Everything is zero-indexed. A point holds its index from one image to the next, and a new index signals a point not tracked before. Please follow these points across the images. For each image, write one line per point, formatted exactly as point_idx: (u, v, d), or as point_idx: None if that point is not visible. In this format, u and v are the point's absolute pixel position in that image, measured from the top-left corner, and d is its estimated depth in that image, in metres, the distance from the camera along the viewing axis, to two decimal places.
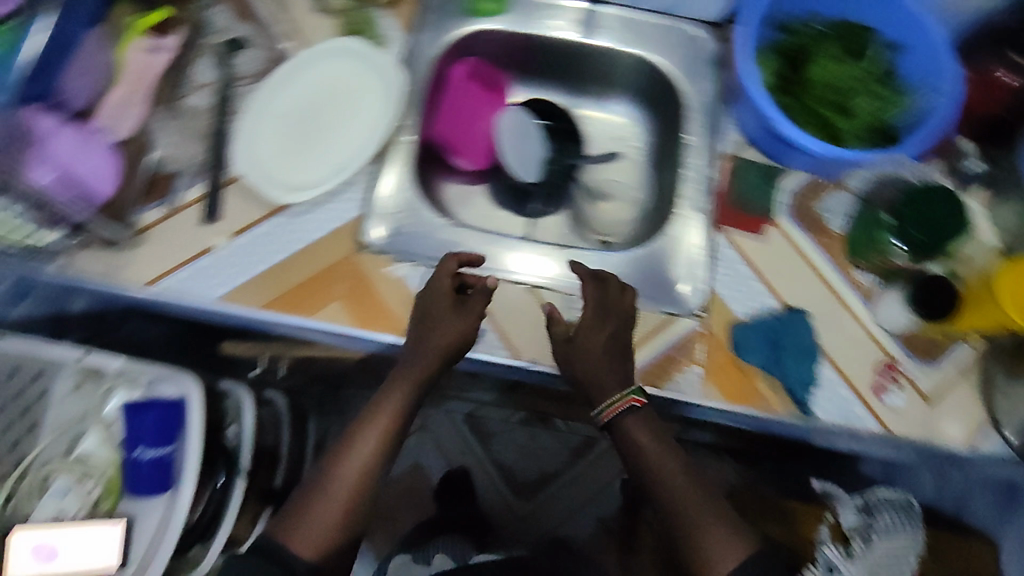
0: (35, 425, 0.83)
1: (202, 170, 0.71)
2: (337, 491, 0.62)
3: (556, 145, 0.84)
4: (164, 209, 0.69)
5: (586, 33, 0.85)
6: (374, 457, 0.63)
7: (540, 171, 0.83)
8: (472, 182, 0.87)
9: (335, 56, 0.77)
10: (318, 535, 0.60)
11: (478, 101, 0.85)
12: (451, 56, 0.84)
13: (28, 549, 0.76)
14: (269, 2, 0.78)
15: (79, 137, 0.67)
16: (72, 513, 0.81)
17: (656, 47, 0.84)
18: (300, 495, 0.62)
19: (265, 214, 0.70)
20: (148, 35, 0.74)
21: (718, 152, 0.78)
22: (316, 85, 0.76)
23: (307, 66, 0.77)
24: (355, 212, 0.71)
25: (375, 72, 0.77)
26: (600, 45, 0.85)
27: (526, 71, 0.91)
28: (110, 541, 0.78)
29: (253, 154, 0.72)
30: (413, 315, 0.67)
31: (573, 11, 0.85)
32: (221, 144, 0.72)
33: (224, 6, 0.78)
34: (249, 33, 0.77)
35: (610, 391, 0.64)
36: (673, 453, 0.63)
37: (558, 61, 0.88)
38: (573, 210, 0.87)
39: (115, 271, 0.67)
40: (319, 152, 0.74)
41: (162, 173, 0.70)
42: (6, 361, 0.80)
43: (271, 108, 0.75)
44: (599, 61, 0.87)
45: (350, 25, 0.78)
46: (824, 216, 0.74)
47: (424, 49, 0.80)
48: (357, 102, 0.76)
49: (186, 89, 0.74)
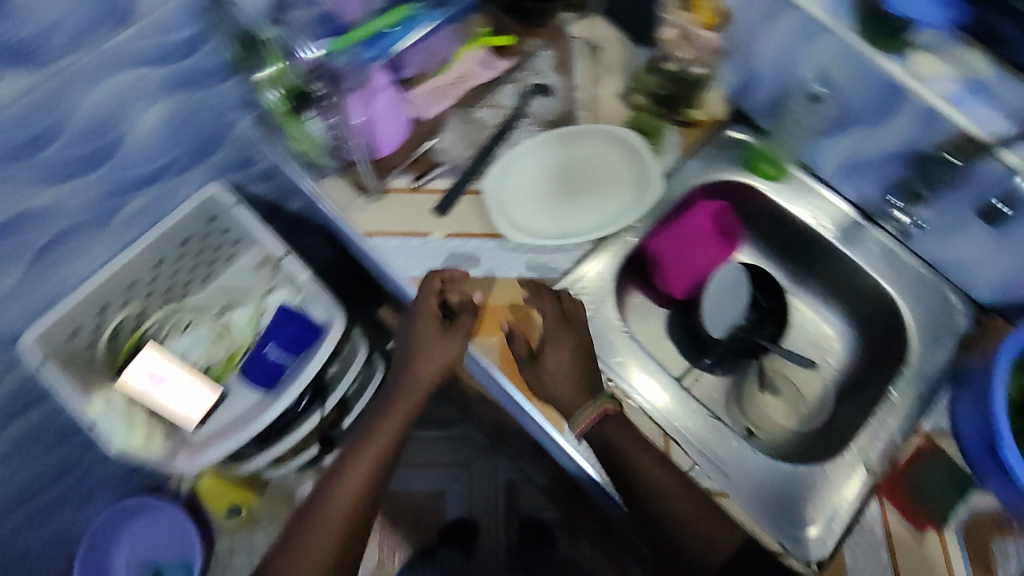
0: (210, 276, 0.93)
1: (457, 171, 0.78)
2: (330, 517, 0.70)
3: (754, 319, 0.82)
4: (414, 182, 0.77)
5: (842, 240, 0.80)
6: (362, 484, 0.71)
7: (725, 332, 0.81)
8: (660, 304, 0.86)
9: (606, 140, 0.80)
10: (309, 558, 0.68)
11: (709, 238, 0.83)
12: (708, 190, 0.84)
13: (145, 370, 0.85)
14: (588, 70, 0.84)
15: (395, 100, 0.71)
16: (193, 360, 0.91)
17: (907, 292, 0.77)
18: (288, 550, 0.69)
19: (484, 232, 0.76)
20: (484, 49, 0.82)
21: (915, 427, 0.71)
22: (577, 158, 0.80)
23: (577, 139, 0.80)
24: (553, 273, 0.76)
25: (635, 170, 0.78)
26: (850, 259, 0.80)
27: (763, 239, 0.89)
28: (201, 402, 0.86)
29: (499, 182, 0.77)
30: (402, 338, 0.72)
31: (841, 213, 0.81)
32: (483, 159, 0.79)
33: (551, 53, 0.84)
34: (557, 85, 0.83)
35: (583, 406, 0.67)
36: (681, 485, 0.65)
37: (801, 248, 0.85)
38: (735, 385, 0.83)
39: (349, 208, 0.75)
40: (551, 213, 0.78)
41: (429, 156, 0.78)
42: (220, 223, 0.86)
43: (530, 156, 0.79)
44: (840, 271, 0.82)
45: (640, 123, 0.81)
46: (996, 555, 0.64)
47: (688, 175, 0.82)
48: (606, 188, 0.79)
49: (483, 103, 0.81)
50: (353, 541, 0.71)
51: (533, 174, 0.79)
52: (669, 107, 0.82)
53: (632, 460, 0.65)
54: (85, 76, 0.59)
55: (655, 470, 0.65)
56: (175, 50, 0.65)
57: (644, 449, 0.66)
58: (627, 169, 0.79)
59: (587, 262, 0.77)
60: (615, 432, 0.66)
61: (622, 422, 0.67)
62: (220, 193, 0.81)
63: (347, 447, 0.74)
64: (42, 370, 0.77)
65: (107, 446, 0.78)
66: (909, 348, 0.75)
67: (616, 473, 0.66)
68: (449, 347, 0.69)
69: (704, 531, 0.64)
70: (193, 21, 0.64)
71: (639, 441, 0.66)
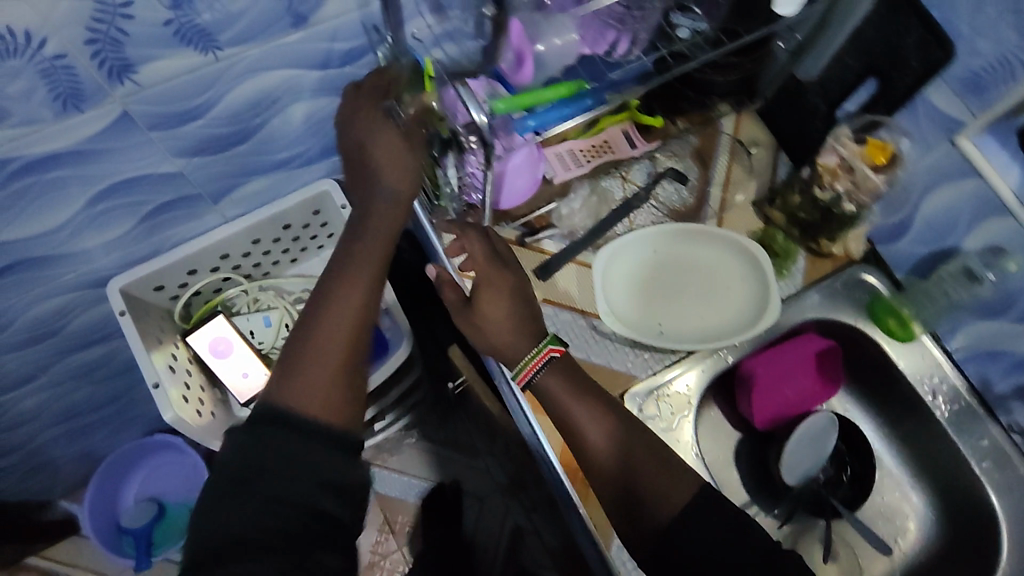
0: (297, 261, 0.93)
1: (568, 239, 0.76)
2: (314, 365, 0.54)
3: (831, 474, 0.76)
4: (523, 235, 0.75)
5: (953, 425, 0.73)
6: (348, 333, 0.56)
7: (799, 480, 0.75)
8: (735, 427, 0.81)
9: (728, 249, 0.75)
10: (324, 388, 0.52)
11: (807, 376, 0.77)
12: (820, 328, 0.79)
13: (212, 336, 0.86)
14: (728, 169, 0.79)
15: (531, 157, 0.70)
16: (259, 340, 0.90)
17: (1011, 504, 0.70)
18: (284, 373, 0.53)
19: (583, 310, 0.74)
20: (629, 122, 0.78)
21: None
22: (691, 260, 0.76)
23: (697, 239, 0.75)
24: (639, 370, 0.73)
25: (750, 291, 0.73)
26: (958, 448, 0.73)
27: (862, 393, 0.82)
28: (254, 383, 0.86)
29: (608, 263, 0.74)
30: (352, 170, 0.63)
31: (958, 396, 0.74)
32: (599, 234, 0.75)
33: (695, 141, 0.80)
34: (693, 175, 0.79)
35: (523, 353, 0.63)
36: (603, 417, 0.62)
37: (902, 416, 0.78)
38: (794, 539, 0.77)
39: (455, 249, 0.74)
40: (652, 311, 0.74)
41: (545, 216, 0.76)
42: (322, 216, 0.86)
43: (643, 246, 0.75)
44: (941, 456, 0.75)
45: (768, 239, 0.77)
46: None
47: (805, 308, 0.77)
48: (714, 300, 0.75)
49: (613, 174, 0.78)
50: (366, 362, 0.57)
51: (645, 264, 0.76)
52: (805, 233, 0.76)
53: (578, 404, 0.62)
54: (247, 65, 0.59)
55: (601, 419, 0.61)
56: (337, 56, 0.64)
57: (571, 382, 0.63)
58: (741, 286, 0.74)
59: (676, 370, 0.74)
60: (559, 381, 0.63)
61: (569, 373, 0.64)
62: (334, 190, 0.81)
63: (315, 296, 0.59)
64: (121, 319, 0.76)
65: (162, 410, 0.75)
66: (998, 567, 0.67)
67: (578, 448, 0.61)
68: (404, 165, 0.61)
69: (663, 489, 0.56)
70: (362, 34, 0.62)
71: (576, 384, 0.63)
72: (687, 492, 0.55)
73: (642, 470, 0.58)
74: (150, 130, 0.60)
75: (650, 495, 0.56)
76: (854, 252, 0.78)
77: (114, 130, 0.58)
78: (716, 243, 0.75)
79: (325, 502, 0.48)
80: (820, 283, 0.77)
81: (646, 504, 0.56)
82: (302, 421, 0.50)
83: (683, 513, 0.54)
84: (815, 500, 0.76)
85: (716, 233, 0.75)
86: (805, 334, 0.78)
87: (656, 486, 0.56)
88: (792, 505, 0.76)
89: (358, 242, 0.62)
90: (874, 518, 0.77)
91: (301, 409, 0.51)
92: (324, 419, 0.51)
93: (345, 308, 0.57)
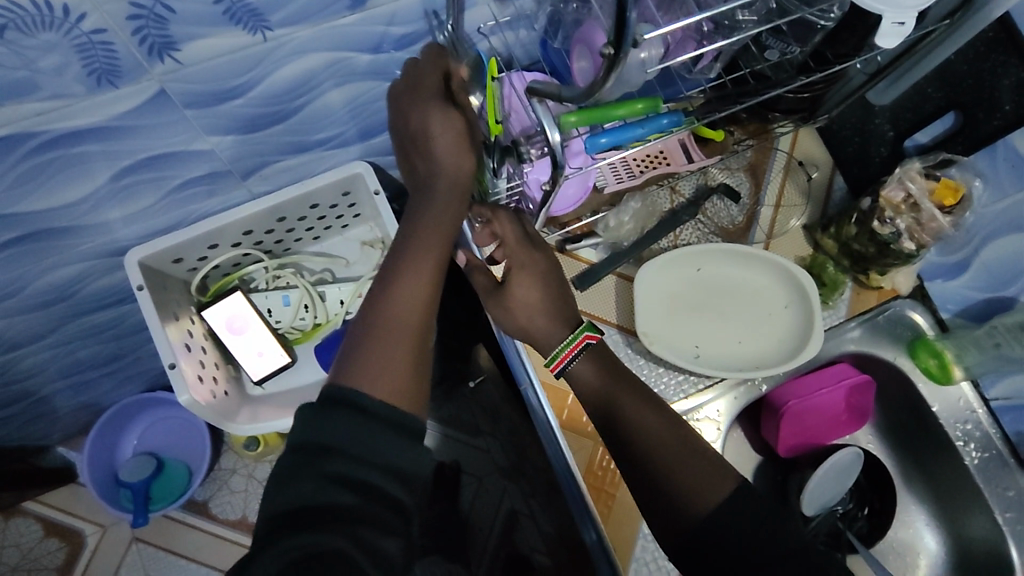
0: (319, 238, 0.89)
1: (610, 248, 0.73)
2: (380, 351, 0.53)
3: (850, 508, 0.76)
4: (564, 241, 0.72)
5: (979, 472, 0.73)
6: (416, 316, 0.56)
7: (819, 513, 0.74)
8: (757, 450, 0.80)
9: (772, 273, 0.72)
10: (392, 375, 0.52)
11: (839, 413, 0.75)
12: (856, 361, 0.77)
13: (229, 313, 0.83)
14: (781, 188, 0.76)
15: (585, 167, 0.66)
16: (276, 320, 0.86)
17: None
18: (355, 349, 0.54)
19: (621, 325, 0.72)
20: None
21: None
22: (735, 282, 0.73)
23: (743, 261, 0.73)
24: (671, 394, 0.71)
25: (794, 322, 0.71)
26: (982, 496, 0.72)
27: (888, 427, 0.81)
28: (272, 364, 0.84)
29: (651, 281, 0.71)
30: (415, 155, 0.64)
31: (990, 443, 0.73)
32: (643, 247, 0.72)
33: (750, 154, 0.76)
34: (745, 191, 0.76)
35: (556, 341, 0.61)
36: (643, 399, 0.58)
37: (928, 456, 0.77)
38: None
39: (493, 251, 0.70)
40: (690, 334, 0.72)
41: (589, 222, 0.73)
42: (351, 198, 0.82)
43: (687, 264, 0.72)
44: (963, 500, 0.74)
45: (813, 266, 0.74)
46: None
47: (845, 340, 0.75)
48: (755, 327, 0.72)
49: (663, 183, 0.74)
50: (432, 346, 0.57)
51: (686, 284, 0.73)
52: (857, 265, 0.73)
53: (621, 396, 0.58)
54: (295, 47, 0.54)
55: (643, 411, 0.57)
56: (391, 41, 0.59)
57: (603, 370, 0.60)
58: (785, 314, 0.72)
59: (709, 395, 0.72)
60: (593, 368, 0.60)
61: (602, 361, 0.61)
62: (366, 173, 0.77)
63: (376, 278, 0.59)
64: (139, 294, 0.72)
65: (178, 391, 0.73)
66: None
67: (613, 432, 0.58)
68: (467, 151, 0.62)
69: (701, 483, 0.53)
70: (421, 20, 0.57)
71: (610, 373, 0.60)
72: (726, 486, 0.53)
73: (665, 448, 0.55)
74: (185, 108, 0.56)
75: (680, 486, 0.53)
76: (902, 288, 0.75)
77: (149, 106, 0.54)
78: (762, 266, 0.73)
79: (390, 479, 0.46)
80: (863, 316, 0.75)
81: (677, 497, 0.53)
82: (371, 395, 0.50)
83: (714, 510, 0.52)
84: (830, 532, 0.75)
85: (764, 257, 0.72)
86: (837, 367, 0.76)
87: (692, 481, 0.53)
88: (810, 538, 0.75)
89: (425, 226, 0.62)
90: (887, 554, 0.77)
91: (370, 389, 0.50)
92: (393, 393, 0.51)
93: (411, 289, 0.58)
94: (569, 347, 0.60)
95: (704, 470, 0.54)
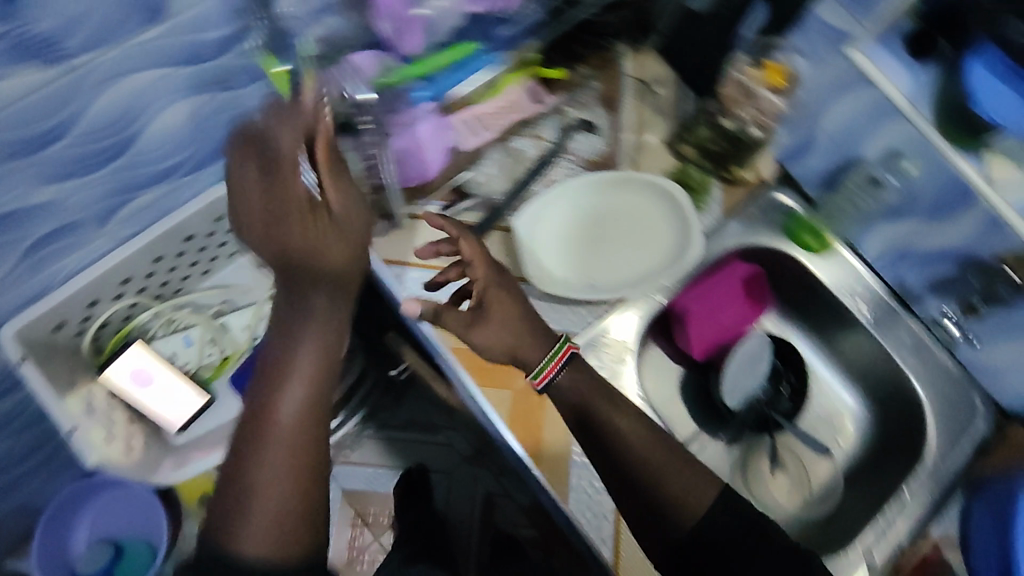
0: (207, 271, 0.87)
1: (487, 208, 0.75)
2: (258, 484, 0.48)
3: (772, 391, 0.79)
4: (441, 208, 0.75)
5: (875, 325, 0.78)
6: (288, 466, 0.49)
7: (742, 403, 0.78)
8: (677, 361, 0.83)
9: (652, 191, 0.76)
10: (265, 528, 0.47)
11: (740, 304, 0.79)
12: (745, 254, 0.81)
13: (130, 367, 0.80)
14: (635, 112, 0.80)
15: (439, 126, 0.69)
16: (183, 362, 0.85)
17: (931, 388, 0.75)
18: (231, 504, 0.48)
19: (514, 275, 0.73)
20: (533, 80, 0.76)
21: (925, 533, 0.71)
22: (621, 207, 0.77)
23: (622, 185, 0.76)
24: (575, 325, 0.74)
25: (679, 229, 0.75)
26: (882, 346, 0.78)
27: (789, 307, 0.85)
28: (187, 407, 0.82)
29: (536, 225, 0.74)
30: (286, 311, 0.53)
31: (876, 298, 0.79)
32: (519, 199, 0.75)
33: (600, 87, 0.80)
34: (604, 122, 0.79)
35: (539, 357, 0.65)
36: (646, 432, 0.63)
37: (829, 322, 0.82)
38: (744, 455, 0.80)
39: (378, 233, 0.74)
40: (588, 266, 0.76)
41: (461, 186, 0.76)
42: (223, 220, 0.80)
43: (571, 201, 0.76)
44: (865, 353, 0.80)
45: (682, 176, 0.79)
46: None
47: (726, 236, 0.79)
48: (645, 245, 0.76)
49: (523, 133, 0.77)
50: (320, 470, 0.50)
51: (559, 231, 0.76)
52: (718, 165, 0.79)
53: (597, 406, 0.63)
54: (103, 74, 0.53)
55: (622, 416, 0.64)
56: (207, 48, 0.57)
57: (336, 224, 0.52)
58: (672, 226, 0.75)
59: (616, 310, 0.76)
60: (580, 377, 0.65)
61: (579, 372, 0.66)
62: None
63: (241, 441, 0.50)
64: (21, 366, 0.70)
65: (85, 455, 0.72)
66: (927, 447, 0.73)
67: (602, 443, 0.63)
68: (359, 212, 0.54)
69: (686, 497, 0.60)
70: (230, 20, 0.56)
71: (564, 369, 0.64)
72: (706, 493, 0.60)
73: (653, 458, 0.62)
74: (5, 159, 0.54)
75: (670, 496, 0.60)
76: (765, 174, 0.81)
77: None
78: (642, 188, 0.76)
79: None
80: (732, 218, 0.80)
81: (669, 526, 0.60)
82: (250, 556, 0.47)
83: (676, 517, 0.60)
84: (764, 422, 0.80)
85: (638, 178, 0.76)
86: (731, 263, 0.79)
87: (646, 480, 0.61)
88: (738, 427, 0.79)
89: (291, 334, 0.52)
90: (816, 424, 0.82)
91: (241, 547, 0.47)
92: (279, 546, 0.47)
93: (283, 459, 0.49)
94: (550, 366, 0.64)
95: (697, 481, 0.61)
